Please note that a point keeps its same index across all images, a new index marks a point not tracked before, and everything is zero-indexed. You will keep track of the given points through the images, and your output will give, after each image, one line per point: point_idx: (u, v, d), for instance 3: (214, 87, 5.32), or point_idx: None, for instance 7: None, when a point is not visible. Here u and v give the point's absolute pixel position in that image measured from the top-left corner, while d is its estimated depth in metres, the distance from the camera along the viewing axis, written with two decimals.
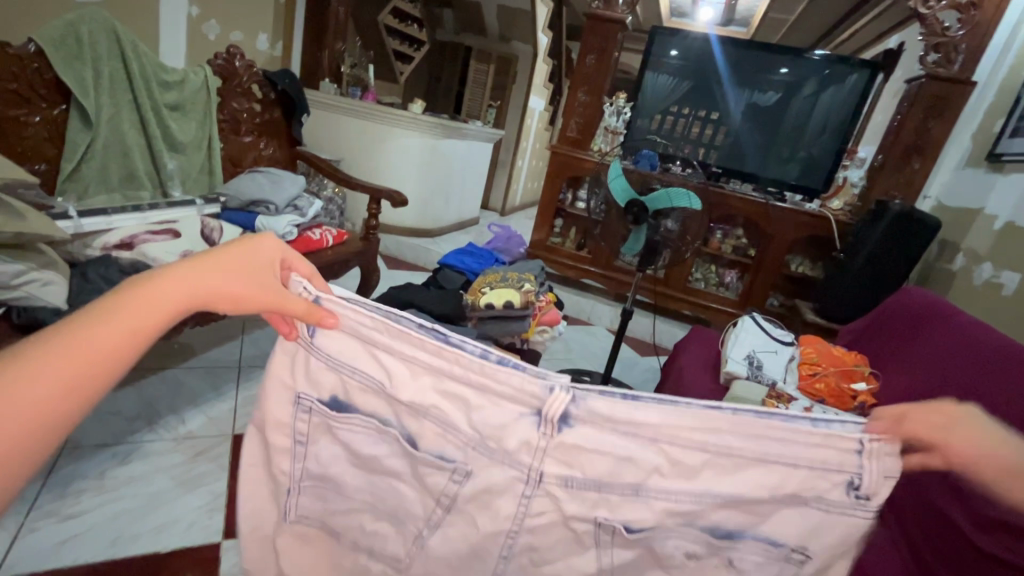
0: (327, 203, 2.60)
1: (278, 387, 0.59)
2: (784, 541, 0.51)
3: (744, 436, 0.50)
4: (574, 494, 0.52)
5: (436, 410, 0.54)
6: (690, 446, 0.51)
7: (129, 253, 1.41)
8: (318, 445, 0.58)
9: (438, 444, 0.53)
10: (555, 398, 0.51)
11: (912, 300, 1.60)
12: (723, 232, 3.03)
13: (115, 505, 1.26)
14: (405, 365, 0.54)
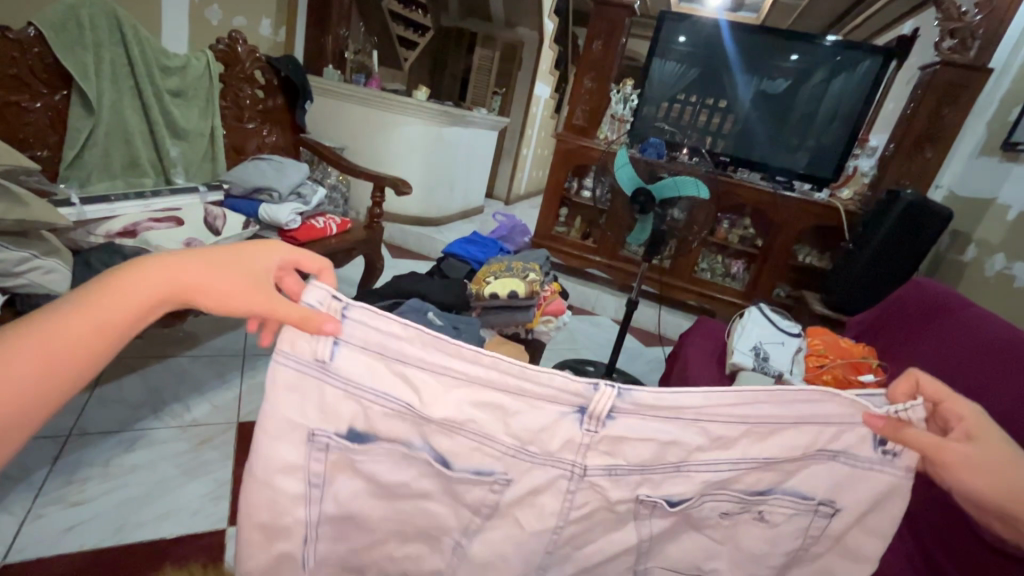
0: (331, 191, 2.62)
1: (280, 429, 0.52)
2: (814, 494, 0.55)
3: (772, 411, 0.53)
4: (618, 481, 0.53)
5: (472, 424, 0.52)
6: (729, 422, 0.53)
7: (133, 240, 1.40)
8: (336, 484, 0.53)
9: (474, 458, 0.53)
10: (601, 393, 0.53)
11: (924, 291, 1.57)
12: (730, 222, 3.01)
13: (121, 491, 1.27)
14: (436, 380, 0.53)
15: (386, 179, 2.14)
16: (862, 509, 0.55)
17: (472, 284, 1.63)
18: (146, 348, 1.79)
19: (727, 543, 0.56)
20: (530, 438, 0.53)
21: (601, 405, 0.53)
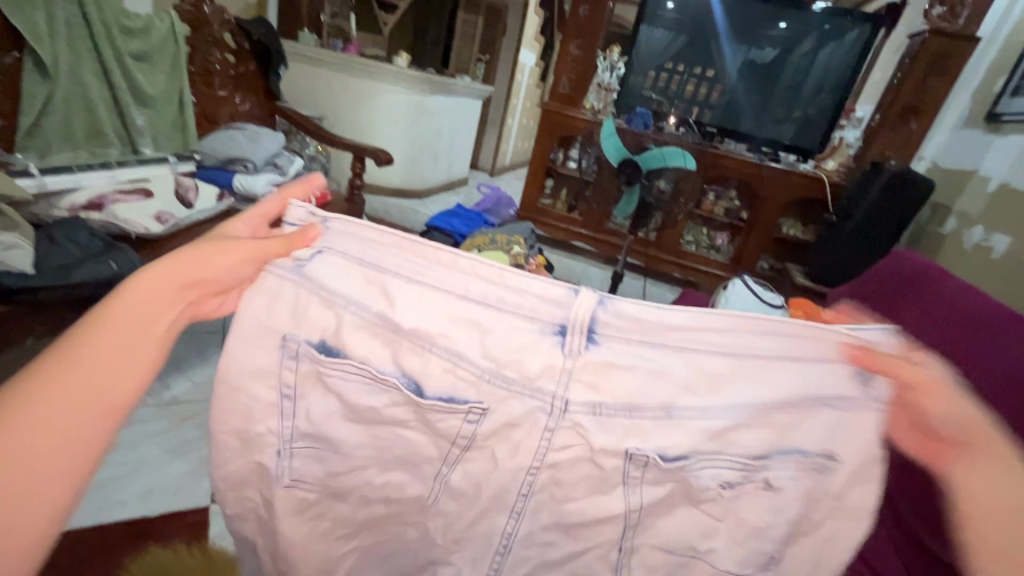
0: (310, 161, 2.53)
1: (255, 334, 0.55)
2: (812, 449, 0.51)
3: (749, 339, 0.52)
4: (603, 423, 0.52)
5: (445, 340, 0.52)
6: (713, 353, 0.52)
7: (100, 214, 1.34)
8: (308, 397, 0.55)
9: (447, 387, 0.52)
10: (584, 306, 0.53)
11: (904, 263, 1.59)
12: (715, 194, 2.99)
13: (100, 472, 1.24)
14: (413, 289, 0.53)
15: (366, 150, 2.07)
16: (871, 463, 0.51)
17: (456, 258, 1.60)
18: None
19: (726, 519, 0.53)
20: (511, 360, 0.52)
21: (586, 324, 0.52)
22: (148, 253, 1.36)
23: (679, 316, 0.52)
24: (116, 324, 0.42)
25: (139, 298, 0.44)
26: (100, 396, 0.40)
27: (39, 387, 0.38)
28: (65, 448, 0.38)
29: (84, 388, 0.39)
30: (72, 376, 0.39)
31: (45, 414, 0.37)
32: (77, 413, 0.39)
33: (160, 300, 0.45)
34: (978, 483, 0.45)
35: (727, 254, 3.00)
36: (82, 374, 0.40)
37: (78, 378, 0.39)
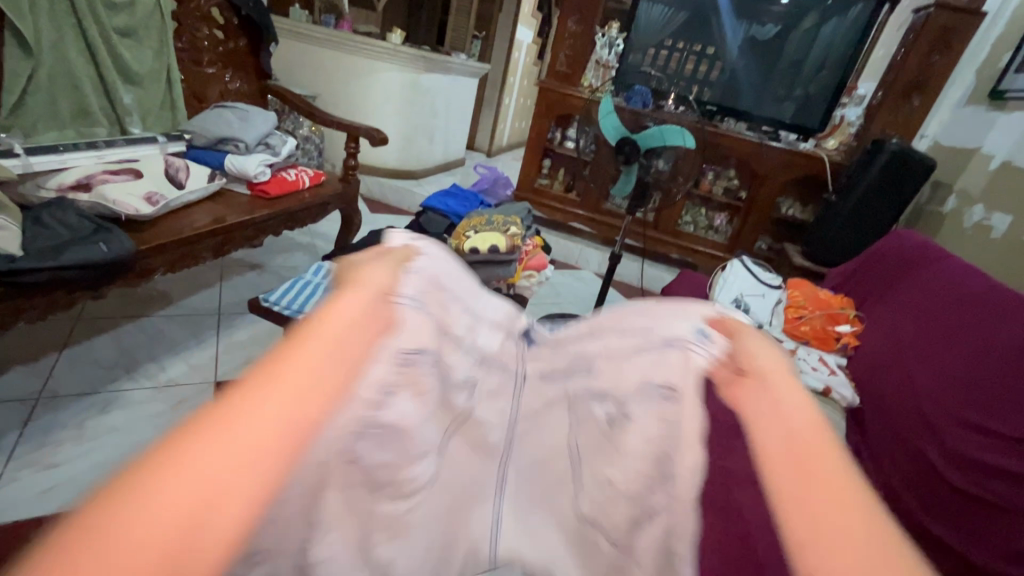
0: (304, 141, 2.49)
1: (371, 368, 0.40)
2: (656, 384, 0.47)
3: (632, 322, 0.51)
4: (550, 379, 0.55)
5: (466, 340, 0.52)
6: (598, 331, 0.52)
7: (88, 195, 1.32)
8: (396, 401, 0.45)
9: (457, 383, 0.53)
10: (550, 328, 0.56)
11: (902, 242, 1.58)
12: (714, 173, 2.96)
13: (98, 453, 1.24)
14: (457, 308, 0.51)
15: (360, 129, 2.03)
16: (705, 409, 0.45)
17: (452, 238, 1.59)
18: (116, 309, 1.73)
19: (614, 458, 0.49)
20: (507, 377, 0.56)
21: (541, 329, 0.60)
22: (139, 234, 1.35)
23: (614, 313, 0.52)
24: (296, 358, 0.32)
25: (319, 331, 0.34)
26: (270, 449, 0.27)
27: (208, 433, 0.26)
28: (242, 500, 0.25)
29: (260, 438, 0.27)
30: (250, 420, 0.28)
31: (203, 475, 0.24)
32: (239, 468, 0.25)
33: (338, 331, 0.35)
34: (780, 402, 0.35)
35: (725, 234, 2.99)
36: (255, 417, 0.28)
37: (255, 423, 0.28)
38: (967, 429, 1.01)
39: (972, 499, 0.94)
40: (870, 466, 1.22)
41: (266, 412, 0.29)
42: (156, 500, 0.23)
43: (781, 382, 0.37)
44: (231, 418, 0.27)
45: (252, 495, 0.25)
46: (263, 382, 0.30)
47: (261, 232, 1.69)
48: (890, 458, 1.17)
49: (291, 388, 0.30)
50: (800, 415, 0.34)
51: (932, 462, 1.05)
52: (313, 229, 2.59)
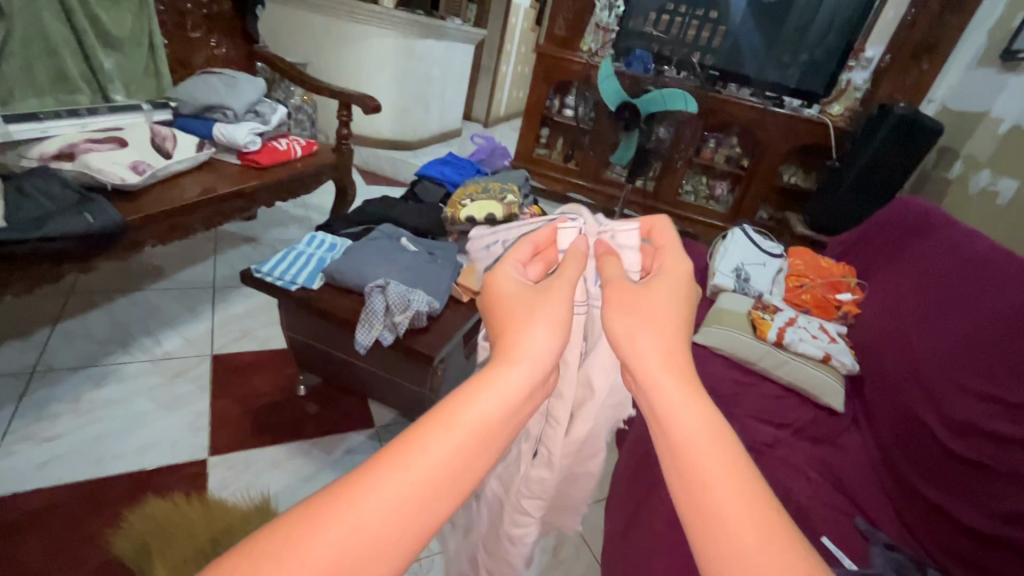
0: (295, 111, 2.42)
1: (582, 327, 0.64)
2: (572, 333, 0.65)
3: None
4: None
5: None
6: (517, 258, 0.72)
7: (72, 164, 1.28)
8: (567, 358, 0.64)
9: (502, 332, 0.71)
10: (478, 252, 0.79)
11: (908, 208, 1.55)
12: (716, 141, 2.89)
13: (94, 427, 1.24)
14: None
15: (352, 96, 1.97)
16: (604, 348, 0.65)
17: (447, 207, 1.55)
18: (110, 283, 1.70)
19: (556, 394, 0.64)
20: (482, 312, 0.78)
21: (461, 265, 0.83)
22: (126, 205, 1.31)
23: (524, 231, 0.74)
24: (443, 436, 0.31)
25: (474, 407, 0.33)
26: (398, 542, 0.28)
27: (343, 510, 0.28)
28: None
29: (377, 538, 0.27)
30: (377, 508, 0.28)
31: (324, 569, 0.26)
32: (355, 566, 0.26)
33: (495, 413, 0.33)
34: (663, 424, 0.35)
35: (726, 204, 2.95)
36: (382, 506, 0.28)
37: (380, 514, 0.28)
38: (967, 396, 1.00)
39: (970, 464, 0.94)
40: (867, 432, 1.23)
41: (397, 497, 0.28)
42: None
43: (657, 393, 0.36)
44: (366, 495, 0.28)
45: None
46: (410, 457, 0.30)
47: (253, 202, 1.65)
48: (888, 425, 1.17)
49: (428, 474, 0.30)
50: (692, 427, 0.34)
51: (930, 428, 1.05)
52: (308, 201, 2.54)
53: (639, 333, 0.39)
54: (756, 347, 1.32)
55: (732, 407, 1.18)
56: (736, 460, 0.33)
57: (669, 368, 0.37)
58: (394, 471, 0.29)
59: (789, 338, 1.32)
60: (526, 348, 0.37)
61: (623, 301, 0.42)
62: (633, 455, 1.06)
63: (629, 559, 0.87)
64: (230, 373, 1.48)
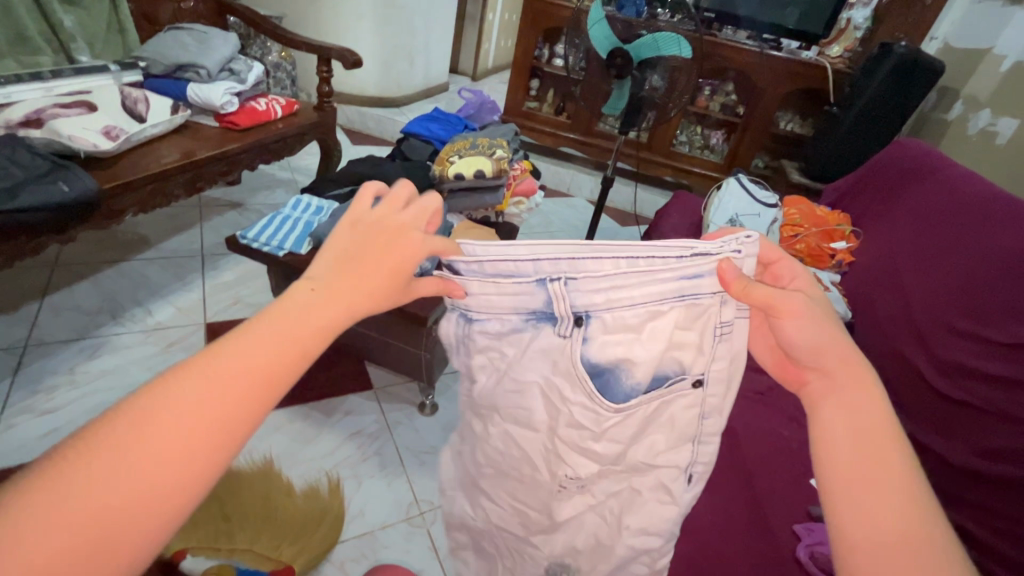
0: (273, 69, 2.32)
1: (713, 332, 0.54)
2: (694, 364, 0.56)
3: (624, 278, 0.52)
4: (602, 343, 0.55)
5: (636, 316, 0.54)
6: (592, 290, 0.53)
7: (41, 132, 1.23)
8: (708, 371, 0.56)
9: (615, 376, 0.56)
10: (522, 284, 0.54)
11: (906, 151, 1.52)
12: (711, 88, 2.81)
13: (92, 398, 1.24)
14: (621, 293, 0.53)
15: (331, 49, 1.87)
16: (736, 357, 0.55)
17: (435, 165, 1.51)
18: (95, 254, 1.67)
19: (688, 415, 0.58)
20: (561, 364, 0.56)
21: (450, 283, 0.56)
22: (100, 173, 1.27)
23: (621, 269, 0.53)
24: (262, 343, 0.35)
25: (289, 326, 0.36)
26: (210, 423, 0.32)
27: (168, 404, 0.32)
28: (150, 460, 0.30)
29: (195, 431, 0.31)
30: (186, 412, 0.32)
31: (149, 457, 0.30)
32: (177, 454, 0.31)
33: (313, 331, 0.37)
34: (843, 421, 0.41)
35: (721, 154, 2.89)
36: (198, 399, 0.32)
37: (192, 408, 0.32)
38: (958, 337, 1.01)
39: (957, 405, 0.96)
40: None
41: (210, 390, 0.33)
42: (114, 454, 0.30)
43: (840, 398, 0.42)
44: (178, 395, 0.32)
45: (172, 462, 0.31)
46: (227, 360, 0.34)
47: (235, 166, 1.60)
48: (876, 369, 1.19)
49: (232, 386, 0.33)
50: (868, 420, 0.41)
51: (919, 370, 1.07)
52: (293, 164, 2.47)
53: (828, 344, 0.44)
54: None
55: None
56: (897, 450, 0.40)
57: (850, 373, 0.43)
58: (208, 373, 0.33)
59: None
60: (359, 278, 0.39)
61: (804, 313, 0.44)
62: None
63: None
64: None
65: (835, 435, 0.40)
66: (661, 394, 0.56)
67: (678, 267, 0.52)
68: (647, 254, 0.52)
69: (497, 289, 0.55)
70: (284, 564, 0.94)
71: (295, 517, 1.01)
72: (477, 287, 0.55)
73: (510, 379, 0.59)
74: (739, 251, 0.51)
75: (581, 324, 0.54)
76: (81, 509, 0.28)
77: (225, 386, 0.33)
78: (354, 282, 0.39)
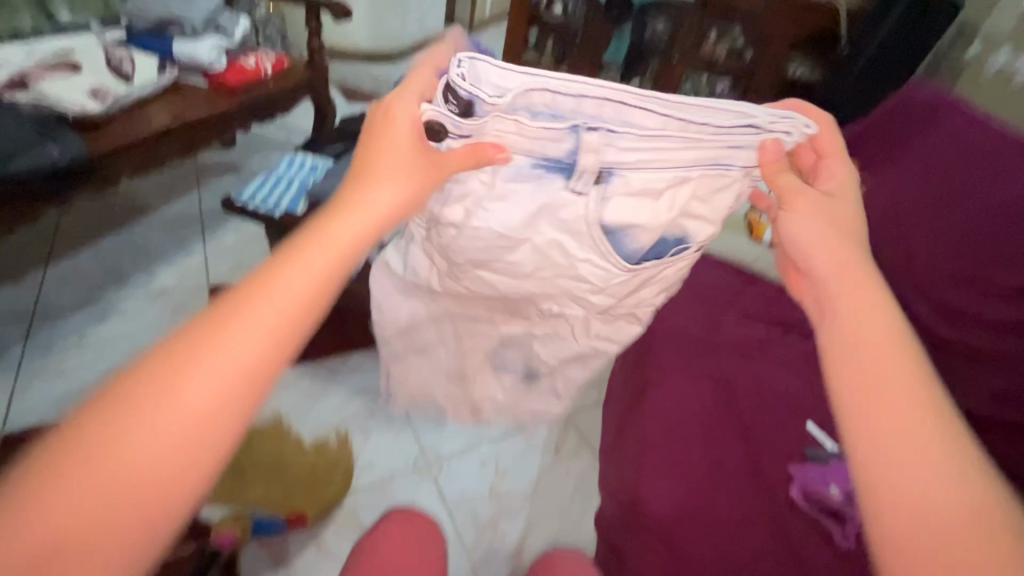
0: (262, 24, 2.23)
1: (723, 190, 0.63)
2: (689, 238, 0.66)
3: (664, 143, 0.57)
4: (616, 205, 0.62)
5: (654, 186, 0.61)
6: (631, 149, 0.58)
7: (27, 93, 1.21)
8: (690, 229, 0.65)
9: (623, 239, 0.64)
10: (557, 127, 0.56)
11: (891, 74, 1.41)
12: (718, 31, 2.55)
13: (105, 360, 1.28)
14: (633, 155, 0.58)
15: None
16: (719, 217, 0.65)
17: None
18: (95, 222, 1.67)
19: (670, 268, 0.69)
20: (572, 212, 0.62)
21: (445, 119, 0.56)
22: (92, 135, 1.25)
23: (662, 130, 0.57)
24: (238, 336, 0.39)
25: (250, 313, 0.40)
26: (203, 424, 0.36)
27: (160, 405, 0.36)
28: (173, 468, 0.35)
29: (188, 427, 0.36)
30: (175, 414, 0.36)
31: (156, 439, 0.35)
32: (179, 449, 0.36)
33: (284, 320, 0.40)
34: (845, 334, 0.48)
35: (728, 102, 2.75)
36: (194, 403, 0.36)
37: (180, 415, 0.36)
38: (960, 289, 1.06)
39: (960, 353, 1.04)
40: None
41: (198, 393, 0.37)
42: (118, 459, 0.34)
43: (840, 328, 0.49)
44: (159, 397, 0.36)
45: (180, 462, 0.35)
46: (210, 361, 0.38)
47: (228, 126, 1.56)
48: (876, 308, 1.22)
49: (221, 387, 0.37)
50: (870, 342, 0.47)
51: (922, 318, 1.11)
52: (289, 123, 2.42)
53: (827, 251, 0.53)
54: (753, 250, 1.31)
55: (723, 307, 1.15)
56: (906, 365, 0.45)
57: (852, 294, 0.50)
58: (192, 378, 0.37)
59: None
60: (308, 259, 0.43)
61: (807, 207, 0.55)
62: (628, 355, 1.09)
63: (622, 451, 0.90)
64: None
65: (834, 367, 0.48)
66: (658, 260, 0.67)
67: (719, 140, 0.57)
68: (697, 118, 0.56)
69: (518, 129, 0.56)
70: (296, 511, 1.01)
71: (308, 475, 1.05)
72: (494, 123, 0.56)
73: (510, 230, 0.64)
74: (788, 132, 0.57)
75: (603, 181, 0.60)
76: (102, 480, 0.34)
77: (216, 385, 0.37)
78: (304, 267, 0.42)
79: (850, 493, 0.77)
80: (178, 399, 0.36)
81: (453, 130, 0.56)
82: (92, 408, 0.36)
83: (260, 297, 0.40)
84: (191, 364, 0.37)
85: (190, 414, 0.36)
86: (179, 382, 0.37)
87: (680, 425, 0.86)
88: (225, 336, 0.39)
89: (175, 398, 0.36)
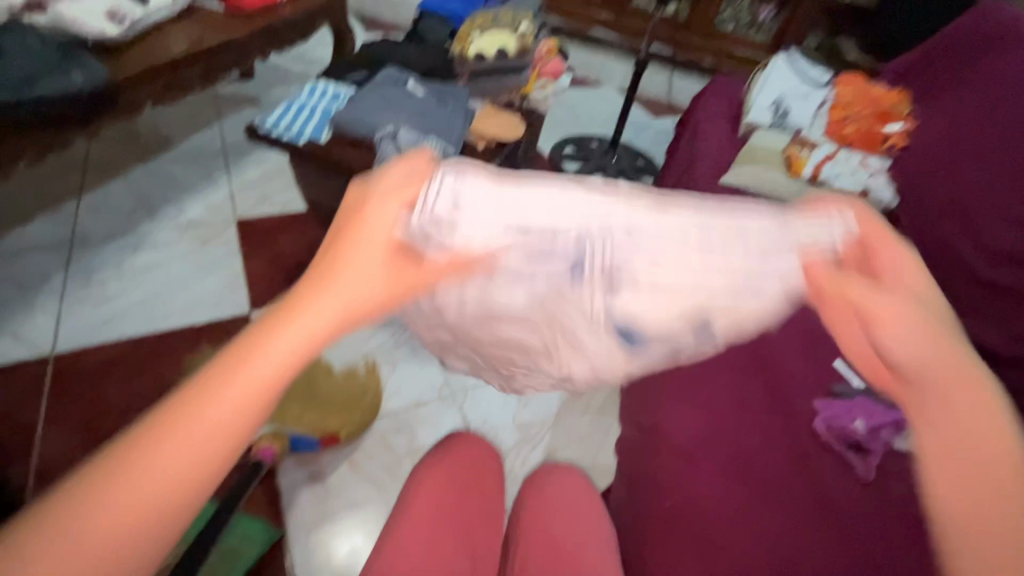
0: None
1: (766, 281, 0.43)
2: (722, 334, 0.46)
3: (663, 240, 0.43)
4: (626, 310, 0.43)
5: (650, 282, 0.43)
6: (625, 251, 0.42)
7: (46, 17, 1.18)
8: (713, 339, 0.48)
9: (635, 340, 0.44)
10: (547, 248, 0.42)
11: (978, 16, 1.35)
12: None
13: (141, 289, 1.31)
14: (637, 263, 0.42)
15: None
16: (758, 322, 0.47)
17: (453, 45, 1.41)
18: (120, 154, 1.67)
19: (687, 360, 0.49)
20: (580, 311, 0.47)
21: (433, 237, 0.36)
22: (112, 62, 1.23)
23: (677, 234, 0.43)
24: (237, 384, 0.30)
25: (258, 352, 0.30)
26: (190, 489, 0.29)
27: (144, 462, 0.28)
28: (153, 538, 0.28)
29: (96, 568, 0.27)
30: (161, 471, 0.28)
31: (127, 507, 0.28)
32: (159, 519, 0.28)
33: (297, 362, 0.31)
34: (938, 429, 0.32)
35: (769, 32, 2.56)
36: (175, 465, 0.28)
37: (162, 475, 0.28)
38: (1006, 224, 1.00)
39: (990, 290, 0.99)
40: None
41: (180, 450, 0.28)
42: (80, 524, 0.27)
43: (960, 398, 0.32)
44: (81, 516, 0.27)
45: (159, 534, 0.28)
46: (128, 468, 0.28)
47: (248, 55, 1.52)
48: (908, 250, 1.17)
49: (212, 451, 0.29)
50: (978, 440, 0.31)
51: (958, 255, 1.05)
52: (306, 54, 2.34)
53: (909, 350, 0.34)
54: (790, 186, 1.25)
55: None
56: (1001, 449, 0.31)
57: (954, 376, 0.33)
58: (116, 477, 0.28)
59: (824, 174, 1.26)
60: (339, 268, 0.32)
61: (898, 321, 0.34)
62: None
63: (646, 379, 0.92)
64: (257, 236, 1.50)
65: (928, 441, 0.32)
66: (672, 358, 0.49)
67: (731, 237, 0.44)
68: (718, 227, 0.44)
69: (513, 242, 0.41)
70: (331, 431, 1.06)
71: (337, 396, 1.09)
72: (484, 238, 0.40)
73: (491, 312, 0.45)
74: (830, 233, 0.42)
75: (611, 283, 0.42)
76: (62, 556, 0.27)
77: (205, 447, 0.29)
78: (331, 286, 0.32)
79: (875, 425, 0.77)
80: (156, 457, 0.28)
81: (427, 244, 0.36)
82: (13, 518, 0.28)
83: (273, 329, 0.31)
84: (185, 409, 0.29)
85: (174, 475, 0.28)
86: (165, 443, 0.28)
87: (707, 355, 0.87)
88: (227, 377, 0.30)
89: (155, 458, 0.28)
